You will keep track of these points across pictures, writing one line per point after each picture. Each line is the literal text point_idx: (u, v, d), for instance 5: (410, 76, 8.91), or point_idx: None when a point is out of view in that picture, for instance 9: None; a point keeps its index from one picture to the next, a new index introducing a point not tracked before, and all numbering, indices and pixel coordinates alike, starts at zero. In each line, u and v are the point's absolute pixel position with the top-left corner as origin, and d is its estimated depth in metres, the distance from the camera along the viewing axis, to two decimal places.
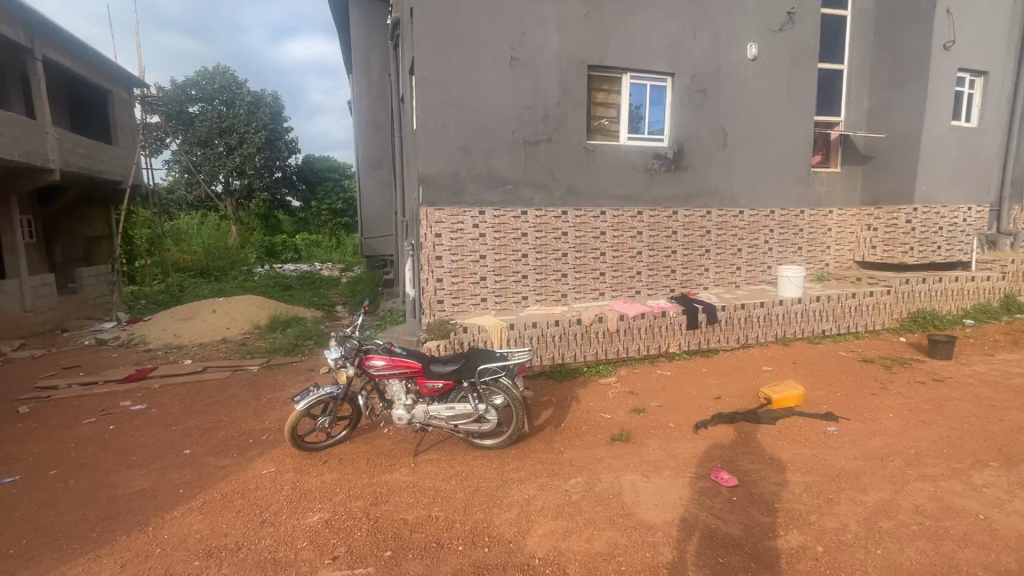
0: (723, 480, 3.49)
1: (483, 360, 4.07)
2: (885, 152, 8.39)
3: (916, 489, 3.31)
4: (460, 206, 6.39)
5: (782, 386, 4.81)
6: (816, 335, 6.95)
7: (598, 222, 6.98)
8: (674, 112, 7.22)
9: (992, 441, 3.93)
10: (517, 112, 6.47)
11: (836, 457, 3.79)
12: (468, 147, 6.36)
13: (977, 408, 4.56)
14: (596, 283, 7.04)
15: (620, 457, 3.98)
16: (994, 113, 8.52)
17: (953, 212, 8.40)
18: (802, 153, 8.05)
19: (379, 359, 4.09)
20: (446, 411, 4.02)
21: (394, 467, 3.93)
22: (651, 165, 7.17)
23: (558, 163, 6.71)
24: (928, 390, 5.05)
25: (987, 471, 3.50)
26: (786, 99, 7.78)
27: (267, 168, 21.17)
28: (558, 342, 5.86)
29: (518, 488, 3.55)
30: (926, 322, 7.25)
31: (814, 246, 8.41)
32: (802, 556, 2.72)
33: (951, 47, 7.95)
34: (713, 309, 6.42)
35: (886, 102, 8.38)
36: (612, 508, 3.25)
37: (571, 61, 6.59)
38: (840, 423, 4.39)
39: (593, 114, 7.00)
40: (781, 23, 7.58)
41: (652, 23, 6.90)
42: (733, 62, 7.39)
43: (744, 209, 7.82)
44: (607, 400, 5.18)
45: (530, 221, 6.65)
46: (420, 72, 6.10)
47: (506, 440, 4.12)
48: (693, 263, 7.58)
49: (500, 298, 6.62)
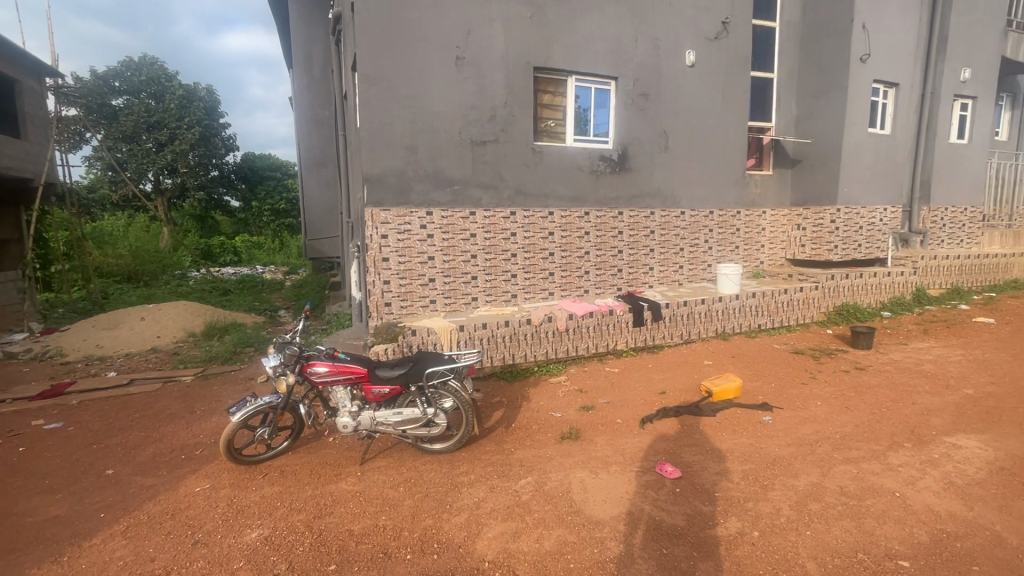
0: (667, 472, 3.60)
1: (431, 364, 4.01)
2: (811, 157, 8.97)
3: (841, 471, 3.54)
4: (406, 207, 6.26)
5: (722, 378, 5.02)
6: (753, 329, 7.33)
7: (546, 223, 7.05)
8: (618, 115, 7.41)
9: (906, 423, 4.27)
10: (463, 112, 6.42)
11: (770, 445, 4.00)
12: (413, 146, 6.24)
13: (893, 393, 4.95)
14: (545, 283, 7.11)
15: (569, 454, 4.03)
16: (904, 121, 9.29)
17: (871, 212, 9.10)
18: (738, 157, 8.46)
19: (321, 366, 3.93)
20: (394, 417, 3.93)
21: (339, 477, 3.79)
22: (597, 166, 7.32)
23: (506, 164, 6.72)
24: (851, 378, 5.43)
25: (901, 452, 3.79)
26: (722, 105, 8.15)
27: (202, 166, 20.00)
28: (508, 343, 5.87)
29: (469, 491, 3.52)
30: (849, 315, 7.80)
31: (750, 245, 8.87)
32: (739, 541, 2.85)
33: (867, 59, 8.58)
34: (657, 306, 6.63)
35: (812, 109, 8.97)
36: (561, 506, 3.28)
37: (517, 62, 6.61)
38: (774, 412, 4.64)
39: (540, 115, 7.06)
40: (716, 32, 7.93)
41: (596, 28, 7.04)
42: (673, 67, 7.67)
43: (685, 210, 8.13)
44: (558, 398, 5.24)
45: (478, 221, 6.62)
46: (362, 68, 5.93)
47: (455, 443, 4.07)
48: (639, 263, 7.80)
49: (449, 300, 6.55)
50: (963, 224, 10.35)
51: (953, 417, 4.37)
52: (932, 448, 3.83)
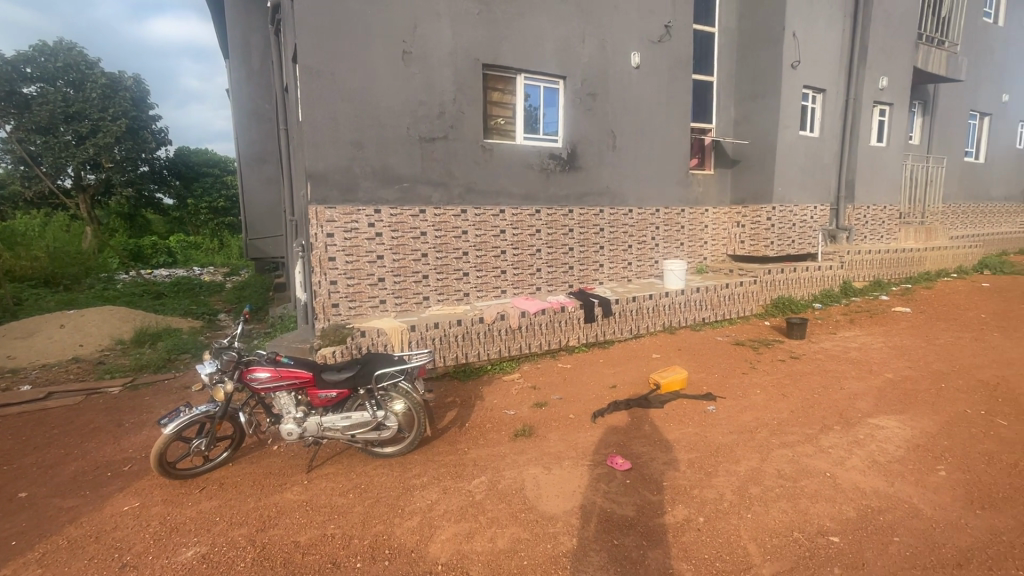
0: (618, 465, 3.68)
1: (381, 365, 3.90)
2: (749, 157, 9.42)
3: (778, 455, 3.74)
4: (353, 205, 6.08)
5: (669, 371, 5.19)
6: (698, 323, 7.62)
7: (497, 221, 7.04)
8: (567, 114, 7.50)
9: (836, 407, 4.57)
10: (411, 108, 6.30)
11: (714, 433, 4.17)
12: (360, 143, 6.06)
13: (824, 379, 5.29)
14: (498, 281, 7.10)
15: (523, 452, 4.04)
16: (831, 125, 9.94)
17: (803, 211, 9.73)
18: (681, 156, 8.77)
19: (263, 371, 3.75)
20: (341, 422, 3.80)
21: (285, 487, 3.63)
22: (547, 165, 7.38)
23: (456, 161, 6.65)
24: (787, 367, 5.76)
25: (831, 434, 4.05)
26: (666, 106, 8.41)
27: (130, 161, 18.64)
28: (460, 342, 5.82)
29: (421, 494, 3.45)
30: (785, 307, 8.27)
31: (694, 241, 9.24)
32: (686, 528, 2.94)
33: (797, 66, 9.10)
34: (607, 302, 6.78)
35: (749, 112, 9.42)
36: (515, 504, 3.28)
37: (466, 59, 6.56)
38: (717, 402, 4.84)
39: (489, 113, 7.04)
40: (660, 35, 8.17)
41: (543, 27, 7.09)
42: (619, 69, 7.84)
43: (633, 208, 8.35)
44: (511, 396, 5.25)
45: (428, 219, 6.52)
46: (303, 60, 5.69)
47: (407, 445, 3.98)
48: (589, 260, 7.94)
49: (399, 300, 6.41)
50: (883, 221, 11.20)
51: (876, 400, 4.72)
52: (858, 429, 4.11)
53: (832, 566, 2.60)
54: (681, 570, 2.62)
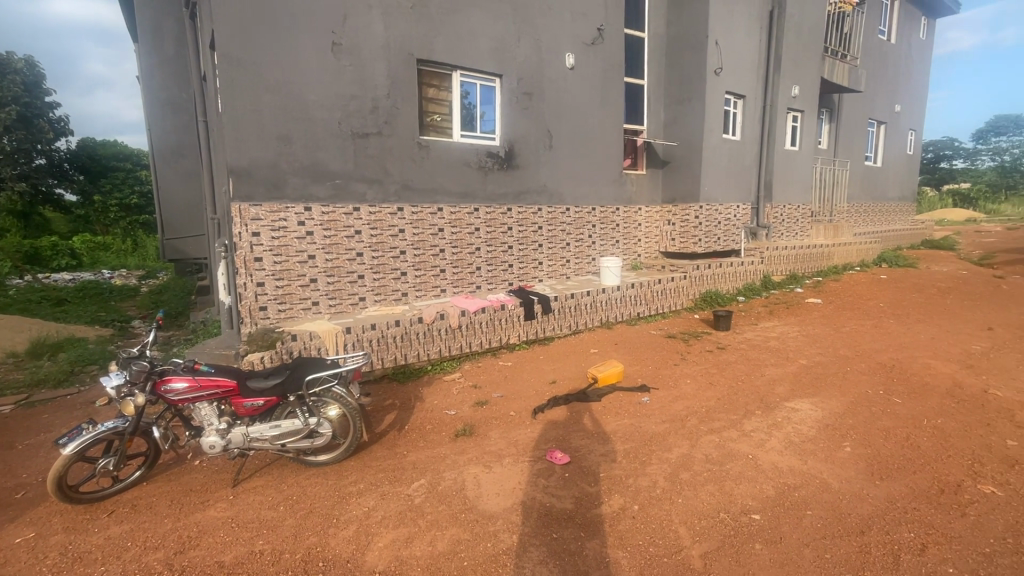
0: (557, 459, 3.73)
1: (312, 370, 3.72)
2: (678, 158, 9.86)
3: (706, 441, 3.95)
4: (280, 202, 5.77)
5: (605, 364, 5.32)
6: (633, 317, 7.89)
7: (435, 219, 6.95)
8: (503, 113, 7.53)
9: (757, 393, 4.89)
10: (343, 101, 6.07)
11: (648, 423, 4.34)
12: (287, 137, 5.77)
13: (747, 367, 5.66)
14: (436, 281, 7.01)
15: (463, 452, 4.01)
16: (750, 129, 10.62)
17: (728, 210, 10.33)
18: (615, 156, 9.04)
19: (179, 382, 3.48)
20: (270, 431, 3.60)
21: (207, 504, 3.38)
22: (484, 163, 7.36)
23: (391, 158, 6.49)
24: (714, 357, 6.10)
25: (753, 419, 4.33)
26: (600, 106, 8.64)
27: (23, 153, 17.07)
28: (399, 343, 5.68)
29: (358, 501, 3.33)
30: (712, 301, 8.76)
31: (628, 240, 9.59)
32: (622, 516, 3.04)
33: (720, 73, 9.63)
34: (546, 299, 6.86)
35: (677, 115, 9.86)
36: (455, 505, 3.24)
37: (399, 53, 6.41)
38: (651, 393, 5.04)
39: (425, 109, 6.92)
40: (593, 38, 8.37)
41: (478, 24, 7.06)
42: (554, 69, 7.95)
43: (570, 207, 8.52)
44: (451, 396, 5.20)
45: (363, 217, 6.32)
46: (221, 47, 5.31)
47: (343, 452, 3.83)
48: (528, 258, 8.03)
49: (334, 301, 6.17)
50: (797, 219, 12.13)
51: (791, 384, 5.10)
52: (777, 413, 4.42)
53: (754, 542, 2.77)
54: (617, 558, 2.70)
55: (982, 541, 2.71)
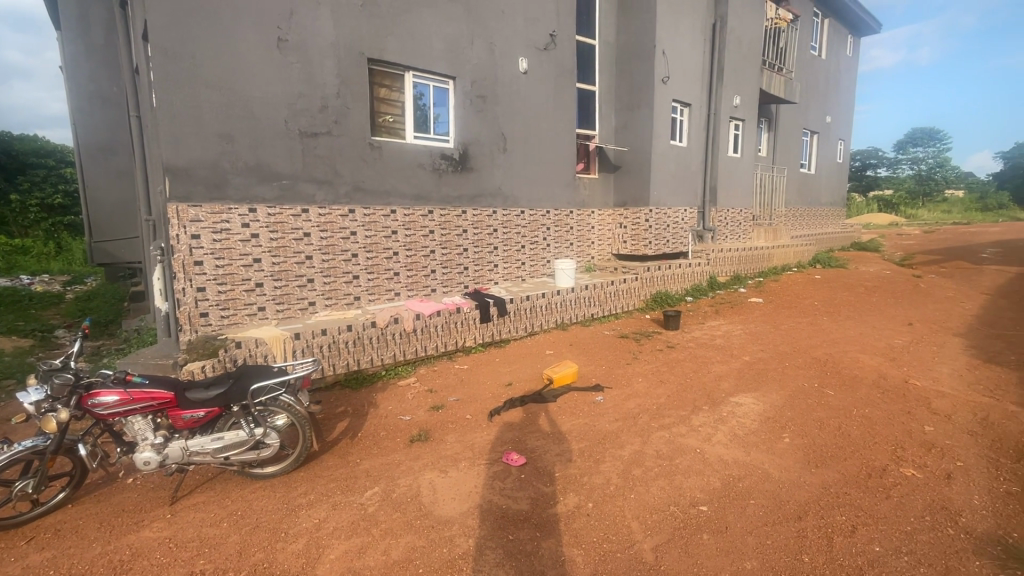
0: (513, 461, 3.75)
1: (257, 379, 3.56)
2: (628, 163, 10.15)
3: (657, 437, 4.07)
4: (222, 203, 5.50)
5: (560, 365, 5.39)
6: (587, 318, 8.04)
7: (389, 221, 6.83)
8: (457, 115, 7.51)
9: (704, 389, 5.09)
10: (289, 99, 5.87)
11: (602, 422, 4.43)
12: (229, 135, 5.51)
13: (695, 365, 5.88)
14: (390, 284, 6.88)
15: (419, 457, 3.95)
16: (696, 136, 11.07)
17: (676, 213, 10.73)
18: (568, 160, 9.19)
19: (109, 395, 3.25)
20: (212, 444, 3.42)
21: (142, 524, 3.17)
22: (438, 165, 7.31)
23: (341, 159, 6.33)
24: (664, 355, 6.31)
25: (700, 414, 4.51)
26: (553, 111, 8.77)
27: None
28: (352, 348, 5.54)
29: (308, 513, 3.22)
30: (662, 301, 9.05)
31: (582, 242, 9.78)
32: (577, 514, 3.09)
33: (667, 81, 9.98)
34: (502, 302, 6.89)
35: (627, 121, 10.14)
36: (410, 512, 3.19)
37: (349, 52, 6.27)
38: (604, 392, 5.15)
39: (377, 109, 6.79)
40: (545, 44, 8.49)
41: (430, 25, 7.01)
42: (508, 73, 8.00)
43: (524, 209, 8.60)
44: (406, 401, 5.11)
45: (311, 219, 6.12)
46: (155, 39, 5.01)
47: (291, 463, 3.69)
48: (483, 260, 8.03)
49: (281, 306, 5.94)
50: (740, 222, 12.75)
51: (736, 380, 5.35)
52: (722, 408, 4.62)
53: (702, 533, 2.87)
54: (572, 556, 2.74)
55: (905, 520, 2.93)
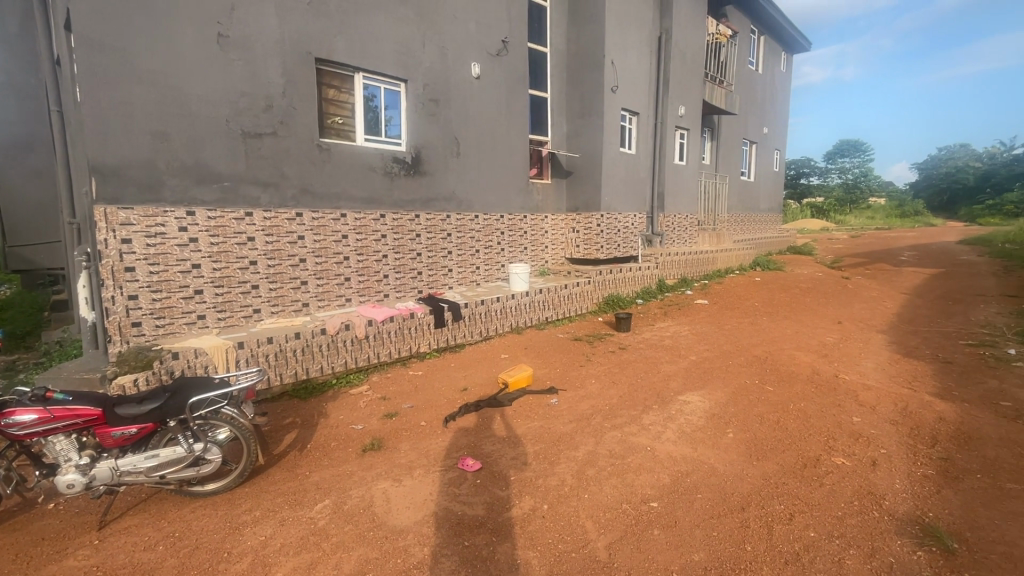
0: (468, 466, 3.73)
1: (197, 392, 3.37)
2: (580, 169, 10.36)
3: (610, 437, 4.16)
4: (157, 206, 5.18)
5: (515, 369, 5.44)
6: (542, 322, 8.13)
7: (339, 225, 6.66)
8: (409, 119, 7.42)
9: (655, 389, 5.26)
10: (231, 98, 5.61)
11: (556, 424, 4.49)
12: (165, 133, 5.21)
13: (645, 365, 6.07)
14: (340, 289, 6.70)
15: (371, 467, 3.86)
16: (644, 143, 11.45)
17: (626, 218, 11.05)
18: (522, 165, 9.28)
19: (26, 413, 3.01)
20: (146, 462, 3.20)
21: (66, 553, 2.92)
22: (390, 168, 7.21)
23: (287, 160, 6.13)
24: (616, 357, 6.47)
25: (651, 413, 4.65)
26: (506, 116, 8.83)
27: None
28: (300, 357, 5.35)
29: (253, 531, 3.07)
30: (613, 304, 9.30)
31: (535, 246, 9.90)
32: (533, 517, 3.11)
33: (616, 90, 10.27)
34: (457, 307, 6.86)
35: (578, 128, 10.35)
36: (362, 523, 3.10)
37: (295, 51, 6.08)
38: (558, 394, 5.22)
39: (325, 110, 6.61)
40: (497, 49, 8.55)
41: (381, 27, 6.91)
42: (460, 77, 8.00)
43: (478, 214, 8.61)
44: (359, 410, 4.98)
45: (256, 222, 5.88)
46: (79, 28, 4.66)
47: (234, 479, 3.51)
48: (437, 265, 7.96)
49: (223, 314, 5.65)
50: (686, 227, 13.28)
51: (683, 379, 5.56)
52: (671, 406, 4.79)
53: (652, 528, 2.96)
54: (528, 558, 2.75)
55: (836, 506, 3.13)
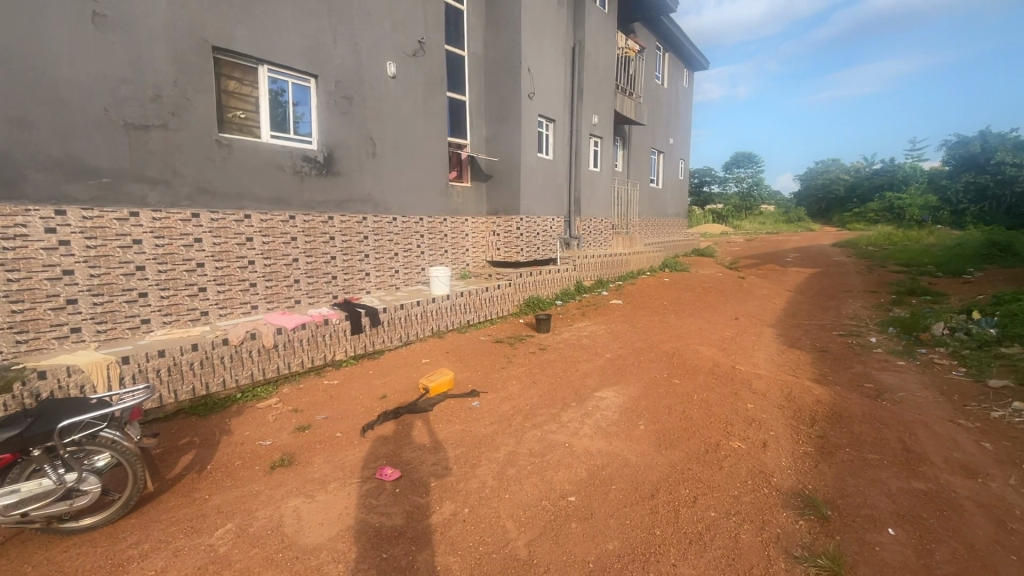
0: (387, 476, 3.62)
1: (69, 415, 2.97)
2: (499, 172, 10.47)
3: (530, 436, 4.24)
4: (17, 203, 4.52)
5: (436, 374, 5.36)
6: (463, 325, 8.10)
7: (242, 227, 6.20)
8: (320, 116, 7.09)
9: (573, 387, 5.43)
10: (111, 85, 5.03)
11: (478, 426, 4.49)
12: (26, 121, 4.55)
13: (564, 364, 6.26)
14: (245, 296, 6.24)
15: (281, 484, 3.62)
16: (560, 149, 11.81)
17: (545, 221, 11.34)
18: (441, 168, 9.19)
19: None
20: (3, 499, 2.77)
21: None
22: (300, 168, 6.84)
23: (180, 156, 5.60)
24: (537, 357, 6.61)
25: (569, 410, 4.80)
26: (424, 118, 8.71)
27: None
28: (198, 371, 4.91)
29: (142, 565, 2.76)
30: (534, 305, 9.51)
31: (456, 249, 9.87)
32: (453, 522, 3.08)
33: (533, 97, 10.51)
34: (375, 312, 6.64)
35: (497, 132, 10.46)
36: (270, 546, 2.90)
37: (189, 38, 5.58)
38: (479, 397, 5.23)
39: (224, 103, 6.14)
40: (414, 50, 8.41)
41: (287, 18, 6.54)
42: (375, 76, 7.77)
43: (396, 216, 8.41)
44: (267, 424, 4.65)
45: (142, 223, 5.31)
46: None
47: (118, 510, 3.13)
48: (354, 268, 7.66)
49: (104, 326, 5.04)
50: (602, 231, 13.90)
51: (600, 376, 5.81)
52: (588, 403, 4.98)
53: (570, 522, 3.05)
54: (448, 563, 2.72)
55: (733, 486, 3.42)
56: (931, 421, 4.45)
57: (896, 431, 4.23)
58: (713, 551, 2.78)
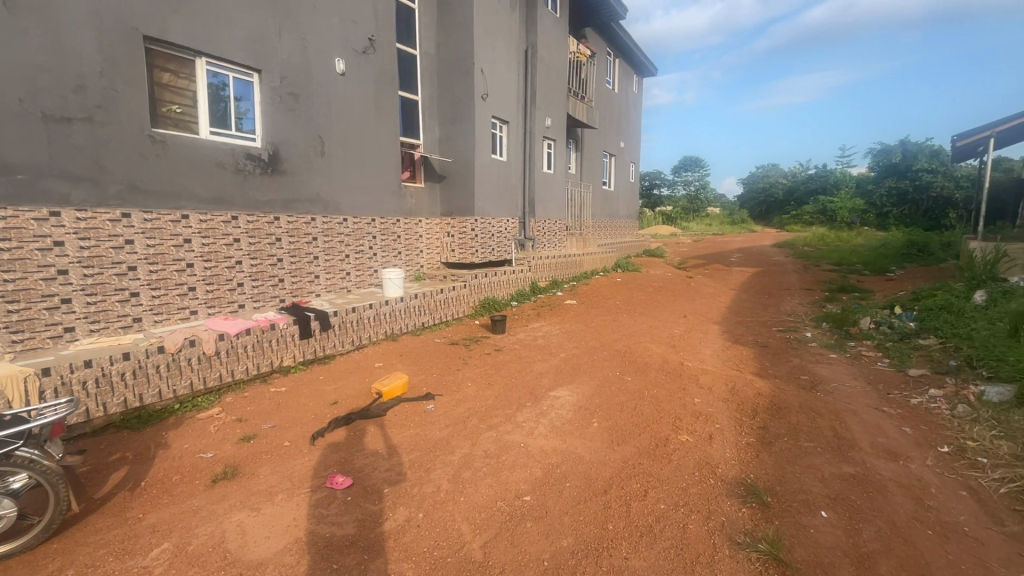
0: (338, 484, 3.51)
1: None
2: (453, 173, 10.40)
3: (486, 437, 4.24)
4: None
5: (390, 378, 5.26)
6: (418, 327, 7.99)
7: (179, 228, 5.86)
8: (264, 112, 6.82)
9: (529, 387, 5.47)
10: (26, 74, 4.64)
11: (432, 430, 4.44)
12: None
13: (519, 365, 6.29)
14: (182, 301, 5.91)
15: (223, 498, 3.44)
16: (514, 150, 11.87)
17: (500, 222, 11.36)
18: (393, 168, 9.02)
19: None
20: None
21: None
22: (242, 166, 6.54)
23: (108, 152, 5.23)
24: (492, 358, 6.61)
25: (524, 410, 4.83)
26: (375, 116, 8.53)
27: None
28: (131, 381, 4.60)
29: None
30: (490, 307, 9.51)
31: (409, 250, 9.72)
32: (407, 527, 3.03)
33: (487, 98, 10.52)
34: (325, 316, 6.44)
35: (450, 133, 10.39)
36: (211, 564, 2.75)
37: (117, 26, 5.23)
38: (434, 400, 5.17)
39: (158, 97, 5.79)
40: (364, 47, 8.23)
41: (228, 9, 6.25)
42: (323, 72, 7.55)
43: (347, 217, 8.20)
44: (208, 435, 4.42)
45: (64, 224, 4.92)
46: None
47: (36, 536, 2.88)
48: (302, 271, 7.40)
49: (21, 335, 4.63)
50: (556, 232, 14.09)
51: (555, 375, 5.88)
52: (543, 402, 5.03)
53: (525, 522, 3.07)
54: (401, 570, 2.68)
55: (681, 478, 3.55)
56: (859, 409, 4.78)
57: (828, 420, 4.52)
58: (663, 541, 2.88)
